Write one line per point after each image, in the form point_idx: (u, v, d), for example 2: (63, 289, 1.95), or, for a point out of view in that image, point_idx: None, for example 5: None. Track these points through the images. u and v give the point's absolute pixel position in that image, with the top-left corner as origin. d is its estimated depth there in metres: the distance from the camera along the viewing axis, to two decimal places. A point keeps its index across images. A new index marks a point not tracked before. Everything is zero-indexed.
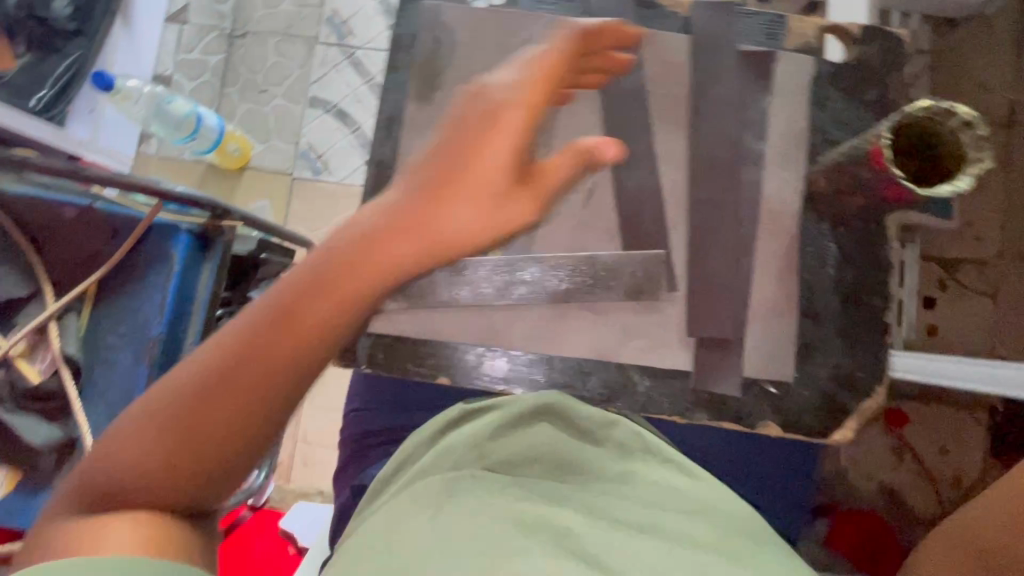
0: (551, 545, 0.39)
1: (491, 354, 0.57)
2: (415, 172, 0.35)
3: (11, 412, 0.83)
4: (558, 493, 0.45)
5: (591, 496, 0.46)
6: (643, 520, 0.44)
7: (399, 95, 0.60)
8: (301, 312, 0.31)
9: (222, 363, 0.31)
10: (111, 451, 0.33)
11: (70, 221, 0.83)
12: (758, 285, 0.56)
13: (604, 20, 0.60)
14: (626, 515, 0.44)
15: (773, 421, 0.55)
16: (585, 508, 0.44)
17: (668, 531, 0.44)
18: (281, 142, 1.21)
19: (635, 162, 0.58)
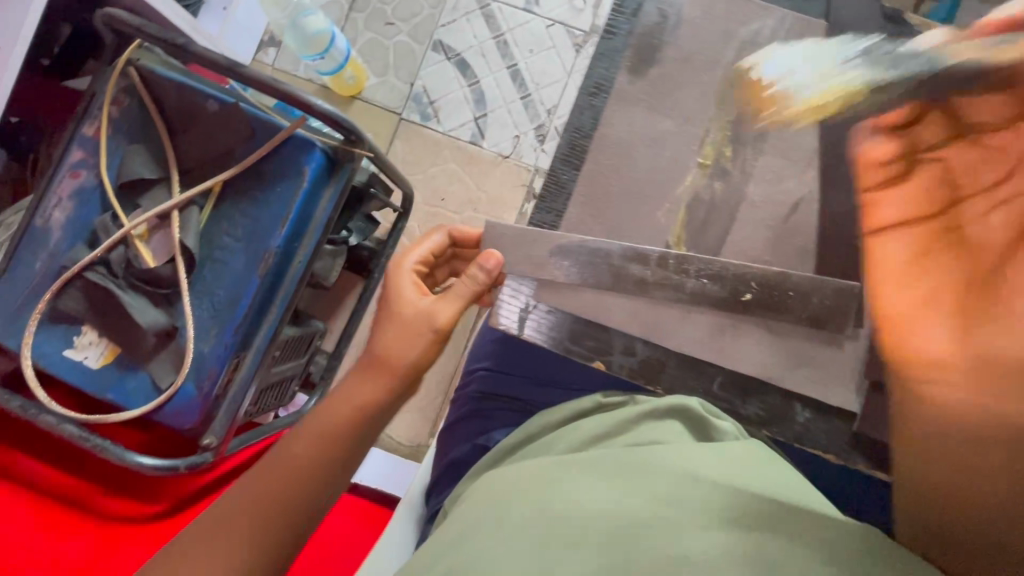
0: (631, 524, 0.42)
1: (656, 351, 0.57)
2: (371, 368, 0.59)
3: (121, 288, 0.82)
4: (660, 483, 0.47)
5: (684, 481, 0.47)
6: (727, 502, 0.45)
7: (609, 63, 0.58)
8: (326, 434, 0.56)
9: (283, 468, 0.54)
10: (264, 481, 0.53)
11: (203, 117, 0.85)
12: None
13: (848, 28, 0.57)
14: (706, 497, 0.45)
15: None
16: (675, 494, 0.46)
17: (742, 508, 0.44)
18: (397, 81, 1.34)
19: (855, 186, 0.56)
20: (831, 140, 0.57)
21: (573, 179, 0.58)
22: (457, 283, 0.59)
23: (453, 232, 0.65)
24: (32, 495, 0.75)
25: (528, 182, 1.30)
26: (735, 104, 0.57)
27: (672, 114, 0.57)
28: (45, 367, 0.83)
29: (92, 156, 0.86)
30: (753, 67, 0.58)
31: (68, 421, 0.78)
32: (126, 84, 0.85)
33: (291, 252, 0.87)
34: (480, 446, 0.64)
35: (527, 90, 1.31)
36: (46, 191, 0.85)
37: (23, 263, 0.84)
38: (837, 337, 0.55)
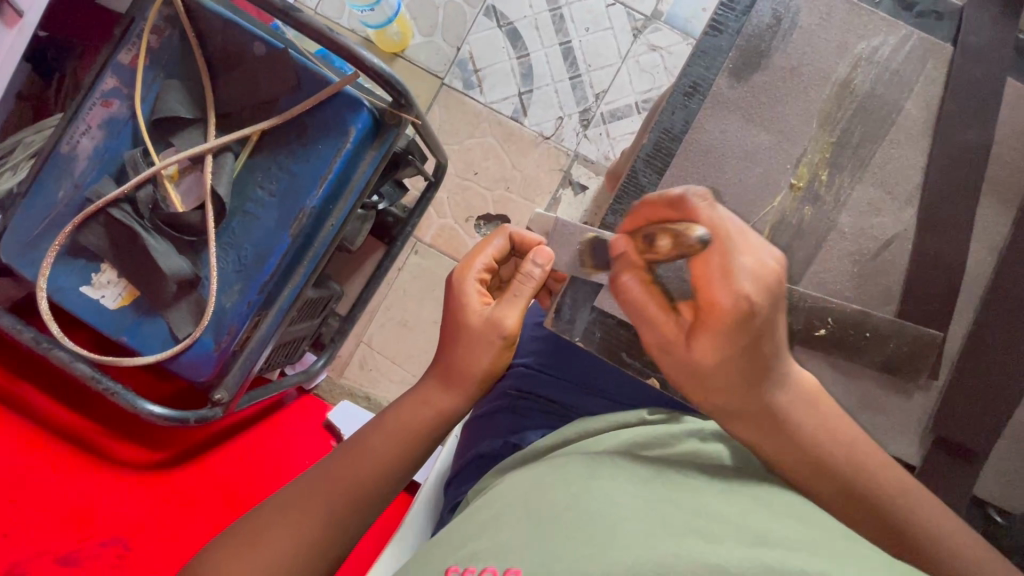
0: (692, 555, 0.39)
1: None
2: (449, 376, 0.60)
3: (147, 230, 0.78)
4: (714, 506, 0.45)
5: (735, 507, 0.45)
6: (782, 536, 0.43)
7: (711, 63, 0.58)
8: (405, 432, 0.59)
9: (365, 462, 0.57)
10: (346, 470, 0.56)
11: (248, 58, 0.80)
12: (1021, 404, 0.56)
13: (973, 57, 0.56)
14: (761, 525, 0.44)
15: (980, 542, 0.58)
16: (730, 519, 0.44)
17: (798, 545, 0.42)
18: (443, 43, 1.28)
19: (947, 228, 0.56)
20: (937, 177, 0.55)
21: (653, 185, 0.58)
22: (523, 288, 0.57)
23: (513, 236, 0.61)
24: (40, 431, 0.72)
25: (565, 167, 1.25)
26: (840, 123, 0.57)
27: (771, 129, 0.57)
28: (59, 302, 0.80)
29: (125, 86, 0.81)
30: (863, 88, 0.57)
31: (81, 359, 0.74)
32: (170, 13, 0.80)
33: (325, 214, 0.84)
34: (513, 444, 0.65)
35: (577, 70, 1.25)
36: (74, 116, 0.80)
37: (44, 188, 0.79)
38: (907, 385, 0.57)
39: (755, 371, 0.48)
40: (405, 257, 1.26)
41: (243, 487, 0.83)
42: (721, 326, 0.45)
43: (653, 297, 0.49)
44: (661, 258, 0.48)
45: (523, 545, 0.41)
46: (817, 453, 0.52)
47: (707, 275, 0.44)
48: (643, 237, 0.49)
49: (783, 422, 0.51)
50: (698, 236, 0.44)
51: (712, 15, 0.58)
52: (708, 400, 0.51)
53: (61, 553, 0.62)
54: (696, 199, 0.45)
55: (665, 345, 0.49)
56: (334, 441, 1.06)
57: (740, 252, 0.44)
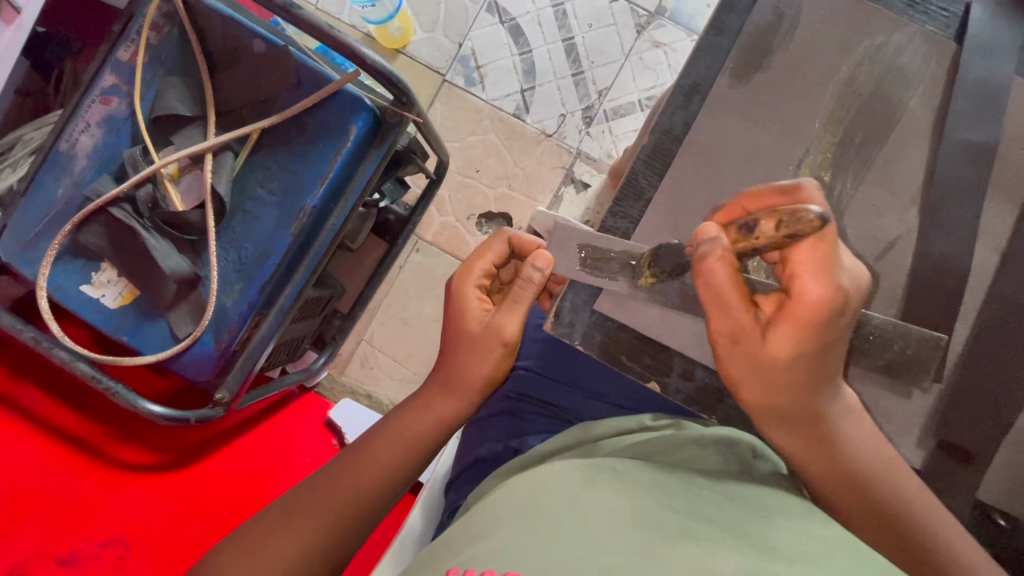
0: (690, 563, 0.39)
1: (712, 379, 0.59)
2: (448, 379, 0.60)
3: (146, 229, 0.78)
4: (712, 512, 0.45)
5: (734, 513, 0.45)
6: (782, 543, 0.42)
7: (714, 61, 0.57)
8: (404, 436, 0.58)
9: (364, 466, 0.56)
10: (344, 475, 0.56)
11: (247, 56, 0.79)
12: None
13: (981, 56, 0.55)
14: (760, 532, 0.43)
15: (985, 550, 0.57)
16: (729, 526, 0.43)
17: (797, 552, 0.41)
18: (444, 39, 1.27)
19: (953, 229, 0.55)
20: (942, 177, 0.55)
21: (652, 187, 0.57)
22: (523, 294, 0.56)
23: (512, 240, 0.60)
24: (42, 431, 0.73)
25: (567, 165, 1.24)
26: (844, 122, 0.56)
27: (774, 129, 0.56)
28: (59, 300, 0.80)
29: (124, 84, 0.81)
30: (866, 87, 0.56)
31: (81, 359, 0.74)
32: (168, 10, 0.80)
33: (325, 214, 0.83)
34: (513, 449, 0.65)
35: (579, 66, 1.24)
36: (74, 114, 0.80)
37: (44, 187, 0.79)
38: (908, 386, 0.56)
39: (823, 373, 0.48)
40: (407, 255, 1.26)
41: (244, 485, 0.83)
42: (807, 316, 0.45)
43: (737, 284, 0.46)
44: (762, 245, 0.45)
45: (522, 547, 0.41)
46: (856, 464, 0.51)
47: (804, 267, 0.44)
48: (742, 224, 0.45)
49: (834, 436, 0.51)
50: (817, 214, 0.41)
51: (713, 14, 0.57)
52: (767, 397, 0.50)
53: (61, 553, 0.63)
54: (812, 188, 0.45)
55: (738, 334, 0.48)
56: (336, 440, 1.07)
57: (839, 247, 0.44)
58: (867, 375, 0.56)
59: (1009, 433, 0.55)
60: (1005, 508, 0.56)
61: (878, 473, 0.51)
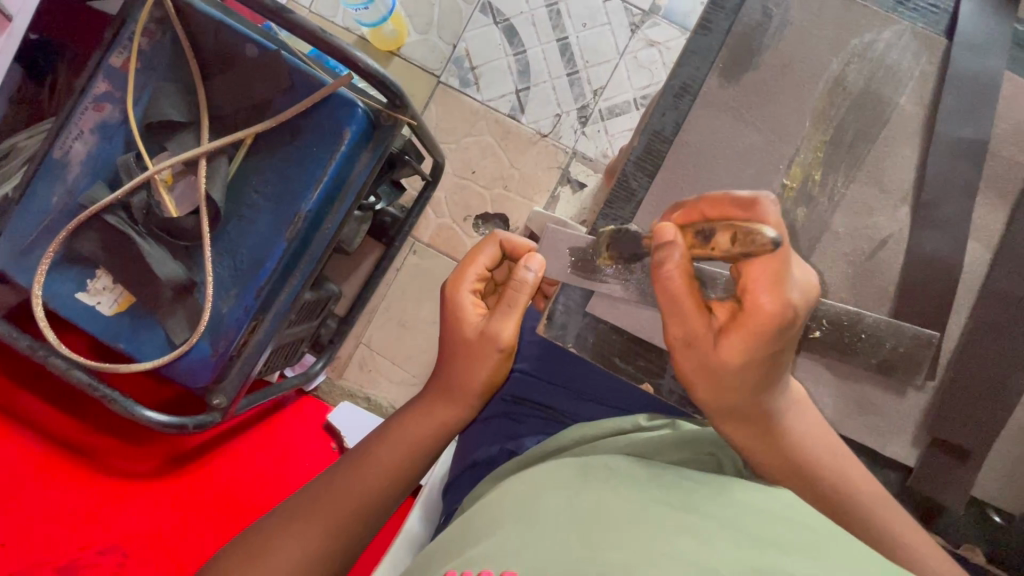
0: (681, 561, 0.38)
1: None
2: (447, 384, 0.60)
3: (141, 236, 0.77)
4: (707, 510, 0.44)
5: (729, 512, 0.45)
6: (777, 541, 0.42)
7: (702, 62, 0.57)
8: (403, 441, 0.58)
9: (363, 473, 0.56)
10: (343, 482, 0.56)
11: (241, 61, 0.79)
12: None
13: (970, 51, 0.55)
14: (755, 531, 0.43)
15: None
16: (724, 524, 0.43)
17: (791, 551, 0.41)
18: (438, 41, 1.27)
19: (944, 226, 0.55)
20: (934, 174, 0.55)
21: (643, 189, 0.58)
22: (517, 298, 0.56)
23: (504, 243, 0.61)
24: (35, 439, 0.72)
25: (563, 165, 1.24)
26: (833, 121, 0.56)
27: (763, 129, 0.56)
28: (55, 308, 0.80)
29: (116, 90, 0.81)
30: (855, 85, 0.56)
31: (77, 366, 0.74)
32: (159, 16, 0.79)
33: (320, 218, 0.83)
34: (509, 450, 0.64)
35: (574, 66, 1.24)
36: (66, 122, 0.80)
37: (38, 195, 0.79)
38: (903, 384, 0.56)
39: (767, 376, 0.49)
40: (404, 258, 1.26)
41: (243, 491, 0.84)
42: (755, 330, 0.44)
43: (689, 287, 0.47)
44: (715, 255, 0.44)
45: (519, 548, 0.40)
46: (797, 452, 0.53)
47: (756, 284, 0.43)
48: (698, 231, 0.45)
49: (779, 429, 0.52)
50: (771, 238, 0.40)
51: (701, 14, 0.57)
52: (718, 397, 0.50)
53: (59, 562, 0.61)
54: (770, 203, 0.42)
55: (692, 339, 0.48)
56: (335, 442, 1.06)
57: (791, 264, 0.42)
58: (861, 374, 0.57)
59: (1006, 428, 0.55)
60: (1001, 503, 0.56)
61: (819, 456, 0.53)
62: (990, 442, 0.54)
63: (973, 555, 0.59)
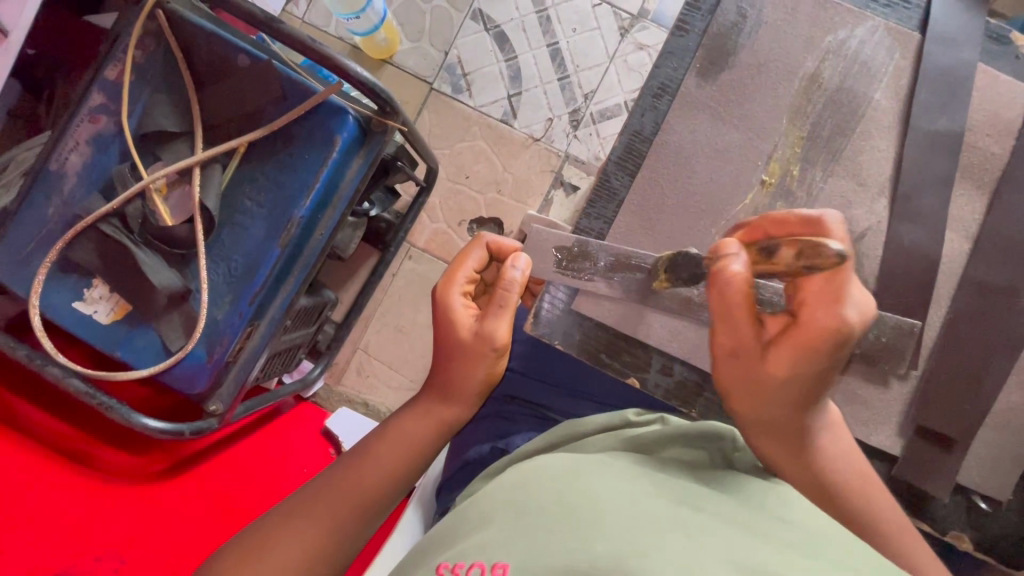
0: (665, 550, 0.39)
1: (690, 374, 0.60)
2: (438, 384, 0.60)
3: (137, 245, 0.78)
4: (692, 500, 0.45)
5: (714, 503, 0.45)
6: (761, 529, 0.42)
7: (681, 62, 0.58)
8: (395, 441, 0.59)
9: (356, 473, 0.57)
10: (336, 482, 0.56)
11: (231, 71, 0.80)
12: (1005, 392, 0.55)
13: (943, 46, 0.56)
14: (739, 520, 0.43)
15: (968, 535, 0.58)
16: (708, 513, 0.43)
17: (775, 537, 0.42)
18: (429, 48, 1.28)
19: (921, 218, 0.56)
20: (911, 167, 0.55)
21: (625, 188, 0.58)
22: (508, 298, 0.57)
23: (491, 244, 0.62)
24: (33, 446, 0.72)
25: (556, 168, 1.25)
26: (810, 117, 0.57)
27: (741, 125, 0.57)
28: (52, 318, 0.81)
29: (111, 102, 0.82)
30: (831, 82, 0.57)
31: (74, 375, 0.75)
32: (152, 28, 0.80)
33: (313, 223, 0.84)
34: (500, 448, 0.66)
35: (564, 70, 1.26)
36: (62, 134, 0.81)
37: (35, 207, 0.81)
38: (884, 374, 0.57)
39: (817, 389, 0.50)
40: (399, 263, 1.27)
41: (239, 498, 0.85)
42: (812, 339, 0.47)
43: (750, 300, 0.47)
44: (777, 270, 0.47)
45: (508, 542, 0.41)
46: (826, 472, 0.54)
47: (815, 299, 0.47)
48: (763, 248, 0.48)
49: (812, 447, 0.53)
50: (837, 252, 0.43)
51: (678, 15, 0.58)
52: (758, 410, 0.51)
53: (53, 569, 0.62)
54: (834, 221, 0.47)
55: (740, 350, 0.49)
56: (332, 448, 1.07)
57: (852, 283, 0.46)
58: (845, 367, 0.57)
59: (987, 417, 0.56)
60: (984, 491, 0.57)
61: (842, 476, 0.54)
62: (972, 431, 0.55)
63: (960, 543, 0.58)
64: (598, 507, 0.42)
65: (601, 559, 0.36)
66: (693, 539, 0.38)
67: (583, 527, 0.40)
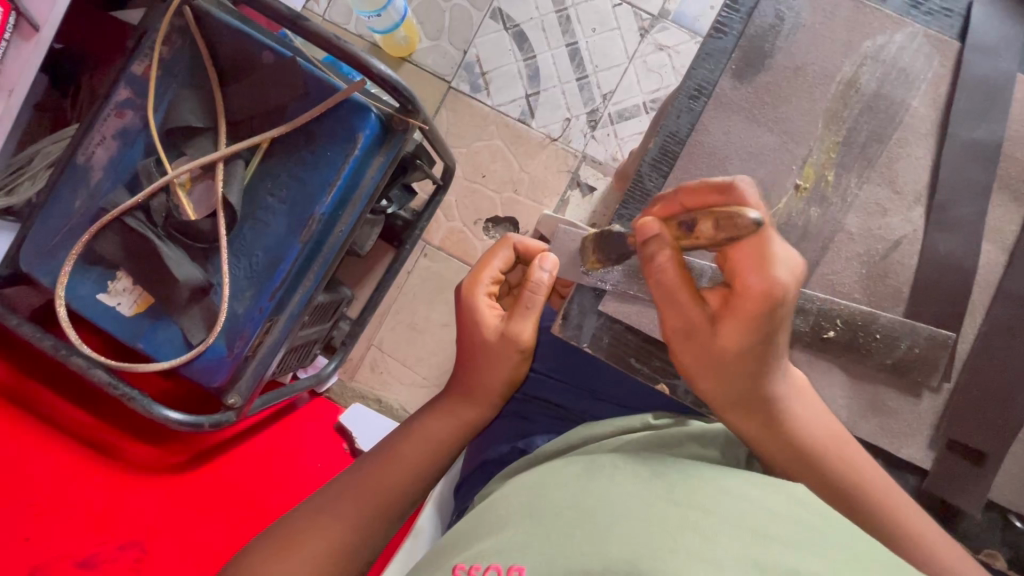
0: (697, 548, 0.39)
1: None
2: (463, 386, 0.61)
3: (160, 238, 0.79)
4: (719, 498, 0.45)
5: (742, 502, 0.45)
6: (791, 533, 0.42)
7: (715, 66, 0.58)
8: (419, 440, 0.59)
9: (381, 471, 0.57)
10: (360, 482, 0.56)
11: (259, 66, 0.80)
12: None
13: (982, 53, 0.55)
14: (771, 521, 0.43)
15: (1001, 552, 0.57)
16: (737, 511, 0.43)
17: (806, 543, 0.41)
18: (450, 46, 1.28)
19: (956, 227, 0.55)
20: (947, 176, 0.55)
21: (658, 190, 0.58)
22: (535, 300, 0.57)
23: (519, 245, 0.62)
24: (57, 435, 0.73)
25: (574, 169, 1.24)
26: (845, 124, 0.56)
27: (775, 130, 0.57)
28: (77, 309, 0.82)
29: (138, 96, 0.82)
30: (868, 87, 0.56)
31: (98, 366, 0.75)
32: (180, 23, 0.81)
33: (333, 221, 0.84)
34: (520, 449, 0.66)
35: (584, 71, 1.25)
36: (90, 126, 0.82)
37: (61, 199, 0.81)
38: (917, 386, 0.56)
39: (765, 364, 0.51)
40: (415, 261, 1.27)
41: (258, 491, 0.85)
42: (749, 310, 0.47)
43: (685, 280, 0.49)
44: (702, 244, 0.46)
45: (532, 544, 0.41)
46: (801, 440, 0.53)
47: (742, 265, 0.47)
48: (681, 222, 0.47)
49: (781, 414, 0.53)
50: (753, 219, 0.42)
51: (717, 17, 0.58)
52: (721, 386, 0.52)
53: (80, 555, 0.63)
54: (746, 186, 0.45)
55: (691, 330, 0.50)
56: (346, 444, 1.07)
57: (774, 242, 0.46)
58: (876, 375, 0.57)
59: (1020, 431, 0.55)
60: (1018, 509, 0.56)
61: (824, 448, 0.53)
62: (1005, 446, 0.54)
63: (993, 561, 0.57)
64: (621, 508, 0.42)
65: (617, 560, 0.37)
66: (718, 543, 0.38)
67: (599, 528, 0.40)
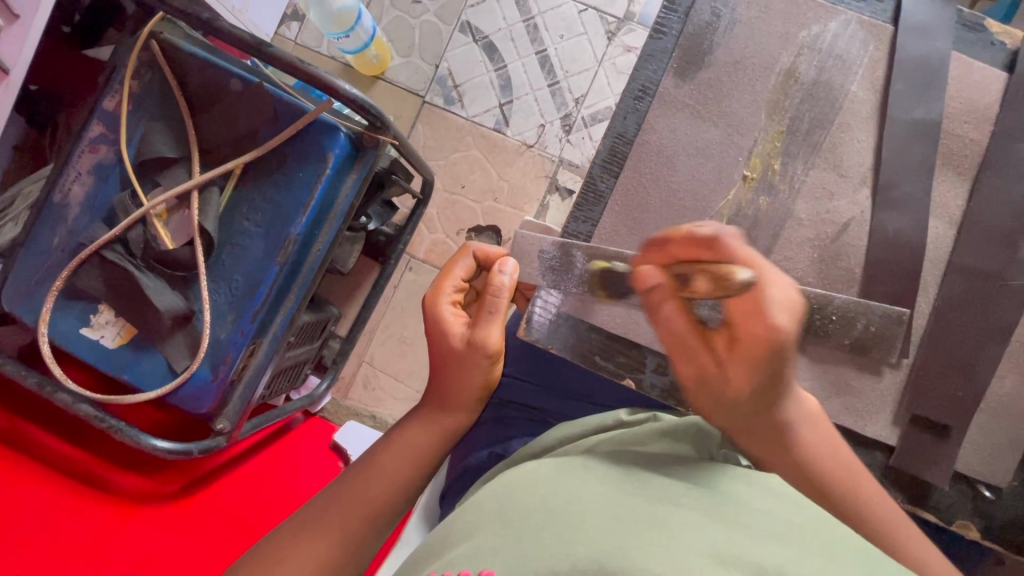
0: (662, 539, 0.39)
1: None
2: (441, 394, 0.61)
3: (139, 269, 0.80)
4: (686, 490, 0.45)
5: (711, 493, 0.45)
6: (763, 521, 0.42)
7: (658, 65, 0.59)
8: (399, 451, 0.60)
9: (364, 484, 0.58)
10: (343, 497, 0.57)
11: (226, 94, 0.82)
12: (999, 378, 0.56)
13: (916, 35, 0.57)
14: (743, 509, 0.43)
15: (974, 523, 0.58)
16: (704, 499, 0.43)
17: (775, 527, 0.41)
18: (421, 62, 1.30)
19: (902, 204, 0.56)
20: (890, 156, 0.56)
21: (611, 189, 0.59)
22: (497, 302, 0.58)
23: (478, 252, 0.63)
24: (46, 474, 0.73)
25: (551, 174, 1.26)
26: (789, 113, 0.58)
27: (721, 124, 0.58)
28: (61, 345, 0.83)
29: (110, 131, 0.84)
30: (807, 76, 0.58)
31: (83, 400, 0.76)
32: (146, 57, 0.83)
33: (309, 242, 0.85)
34: (499, 454, 0.66)
35: (554, 77, 1.27)
36: (64, 165, 0.83)
37: (39, 237, 0.82)
38: (880, 363, 0.57)
39: (774, 399, 0.52)
40: (400, 275, 1.28)
41: (254, 513, 0.86)
42: (755, 354, 0.49)
43: (689, 326, 0.52)
44: (696, 295, 0.47)
45: (498, 549, 0.41)
46: (814, 463, 0.54)
47: (743, 316, 0.49)
48: (678, 275, 0.49)
49: (792, 441, 0.54)
50: (741, 281, 0.42)
51: (656, 17, 0.59)
52: (732, 421, 0.54)
53: None
54: (730, 237, 0.46)
55: (702, 374, 0.53)
56: (341, 461, 1.08)
57: (771, 288, 0.47)
58: (839, 357, 0.58)
59: (983, 401, 0.56)
60: (986, 479, 0.57)
61: (829, 470, 0.54)
62: (967, 418, 0.56)
63: (968, 532, 0.58)
64: (584, 507, 0.42)
65: (591, 560, 0.36)
66: (676, 533, 0.39)
67: (575, 529, 0.40)
